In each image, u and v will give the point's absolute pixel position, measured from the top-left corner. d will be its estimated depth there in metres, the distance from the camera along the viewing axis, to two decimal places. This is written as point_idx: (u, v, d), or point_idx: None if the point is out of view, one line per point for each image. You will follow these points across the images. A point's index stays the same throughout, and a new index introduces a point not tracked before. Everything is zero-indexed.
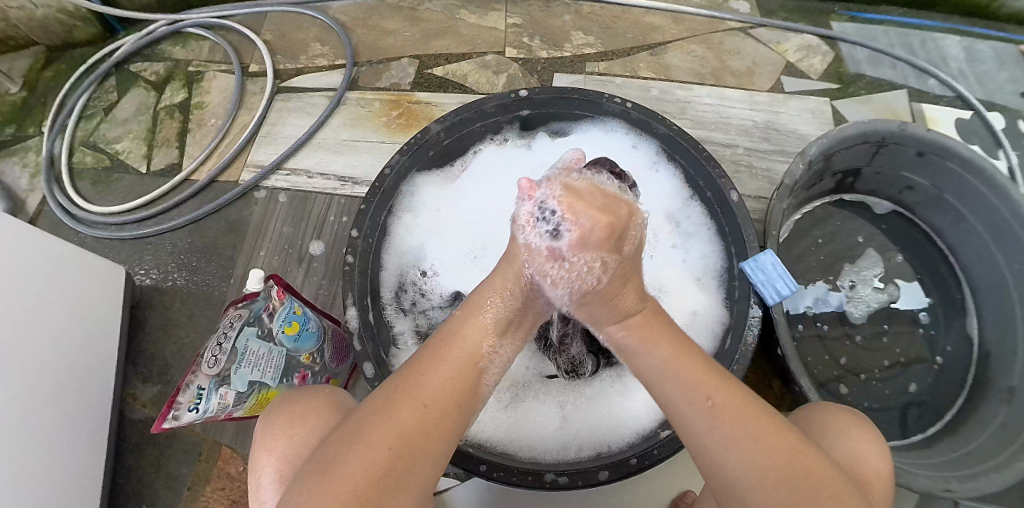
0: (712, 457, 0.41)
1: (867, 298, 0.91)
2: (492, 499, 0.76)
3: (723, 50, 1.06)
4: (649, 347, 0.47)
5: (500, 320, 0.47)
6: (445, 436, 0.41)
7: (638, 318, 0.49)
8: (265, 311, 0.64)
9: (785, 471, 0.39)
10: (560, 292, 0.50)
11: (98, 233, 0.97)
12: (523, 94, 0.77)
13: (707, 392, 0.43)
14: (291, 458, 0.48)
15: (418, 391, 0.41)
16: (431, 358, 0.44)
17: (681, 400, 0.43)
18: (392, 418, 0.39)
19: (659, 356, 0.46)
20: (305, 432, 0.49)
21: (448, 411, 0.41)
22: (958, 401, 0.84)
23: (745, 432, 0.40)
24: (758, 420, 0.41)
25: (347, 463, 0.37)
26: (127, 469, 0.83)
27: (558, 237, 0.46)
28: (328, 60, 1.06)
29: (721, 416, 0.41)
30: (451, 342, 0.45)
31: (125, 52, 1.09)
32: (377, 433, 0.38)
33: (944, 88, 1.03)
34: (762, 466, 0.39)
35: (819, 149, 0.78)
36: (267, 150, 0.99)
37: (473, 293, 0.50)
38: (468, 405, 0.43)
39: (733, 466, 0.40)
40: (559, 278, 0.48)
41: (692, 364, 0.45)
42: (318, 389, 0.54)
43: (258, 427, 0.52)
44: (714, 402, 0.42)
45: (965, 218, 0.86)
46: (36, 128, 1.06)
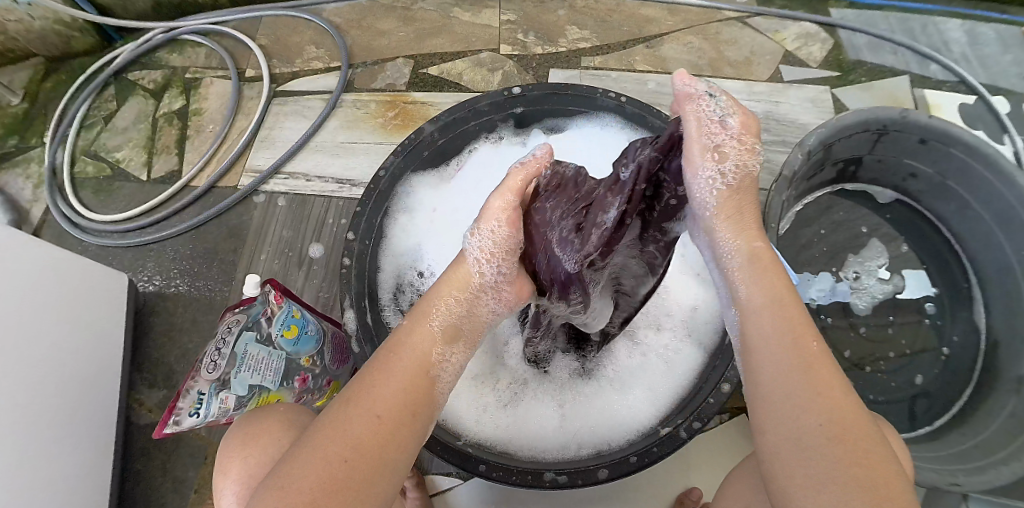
0: (778, 401, 0.37)
1: (871, 289, 0.90)
2: (495, 498, 0.77)
3: (720, 41, 1.05)
4: (758, 278, 0.44)
5: (449, 328, 0.46)
6: (402, 445, 0.40)
7: (754, 232, 0.47)
8: (263, 315, 0.66)
9: (863, 439, 0.34)
10: (712, 175, 0.44)
11: (101, 241, 0.98)
12: (516, 91, 0.76)
13: (795, 337, 0.39)
14: (249, 479, 0.48)
15: (371, 401, 0.40)
16: (384, 367, 0.43)
17: (774, 337, 0.40)
18: (345, 429, 0.38)
19: (769, 291, 0.43)
20: (259, 452, 0.49)
21: (402, 419, 0.40)
22: (966, 392, 0.83)
23: (817, 383, 0.37)
24: (833, 380, 0.37)
25: (301, 478, 0.35)
26: (134, 473, 0.84)
27: (727, 114, 0.44)
28: (324, 63, 1.06)
29: (816, 363, 0.38)
30: (402, 350, 0.44)
31: (123, 61, 1.09)
32: (331, 445, 0.37)
33: (947, 73, 1.02)
34: (839, 421, 0.35)
35: (818, 138, 0.77)
36: (265, 155, 0.99)
37: (420, 301, 0.48)
38: (424, 413, 0.42)
39: (804, 413, 0.36)
40: (725, 153, 0.44)
41: (794, 311, 0.41)
42: (269, 408, 0.55)
43: (220, 452, 0.53)
44: (817, 348, 0.39)
45: (970, 205, 0.85)
46: (38, 139, 1.07)
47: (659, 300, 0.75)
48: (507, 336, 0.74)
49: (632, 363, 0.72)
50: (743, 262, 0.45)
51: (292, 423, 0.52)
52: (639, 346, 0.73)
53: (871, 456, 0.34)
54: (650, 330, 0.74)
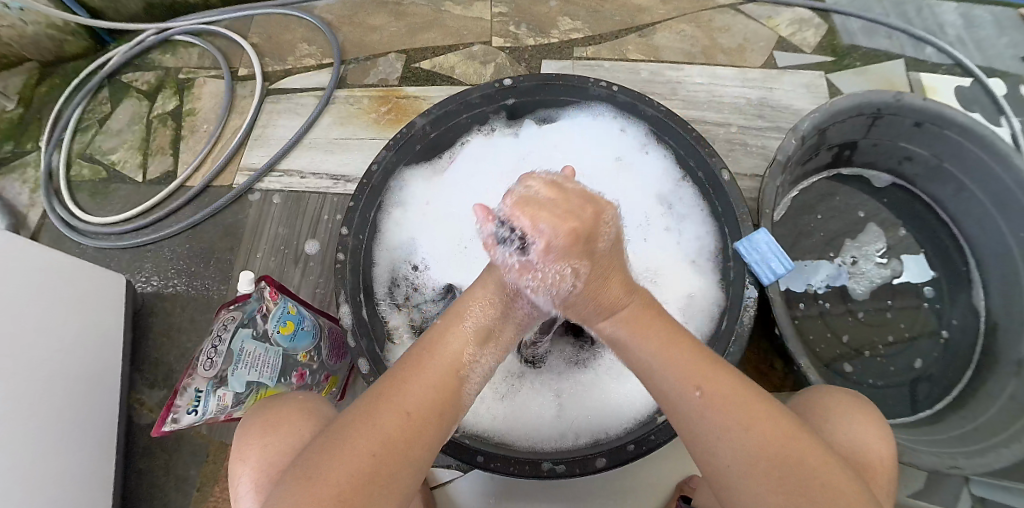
0: (705, 452, 0.42)
1: (869, 274, 0.90)
2: (495, 490, 0.77)
3: (713, 28, 1.05)
4: (642, 341, 0.48)
5: (481, 330, 0.48)
6: (426, 444, 0.42)
7: (625, 311, 0.50)
8: (259, 312, 0.66)
9: (776, 462, 0.39)
10: (546, 300, 0.51)
11: (98, 243, 0.98)
12: (507, 83, 0.76)
13: (697, 382, 0.43)
14: (269, 468, 0.49)
15: (402, 400, 0.42)
16: (415, 366, 0.45)
17: (671, 399, 0.44)
18: (377, 424, 0.40)
19: (649, 357, 0.46)
20: (279, 439, 0.50)
21: (429, 418, 0.42)
22: (966, 374, 0.83)
23: (735, 420, 0.41)
24: (751, 406, 0.41)
25: (335, 468, 0.38)
26: (137, 473, 0.85)
27: (524, 252, 0.47)
28: (316, 60, 1.06)
29: (711, 406, 0.42)
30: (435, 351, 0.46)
31: (116, 63, 1.09)
32: (363, 438, 0.39)
33: (942, 56, 1.01)
34: (766, 450, 0.39)
35: (811, 123, 0.77)
36: (259, 153, 1.00)
37: (455, 302, 0.51)
38: (449, 413, 0.44)
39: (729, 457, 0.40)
40: (537, 288, 0.49)
41: (678, 358, 0.45)
42: (290, 397, 0.55)
43: (236, 438, 0.53)
44: (700, 394, 0.42)
45: (967, 187, 0.85)
46: (33, 144, 1.07)
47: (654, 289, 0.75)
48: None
49: None
50: (613, 343, 0.51)
51: (313, 413, 0.52)
52: None
53: (785, 480, 0.38)
54: None
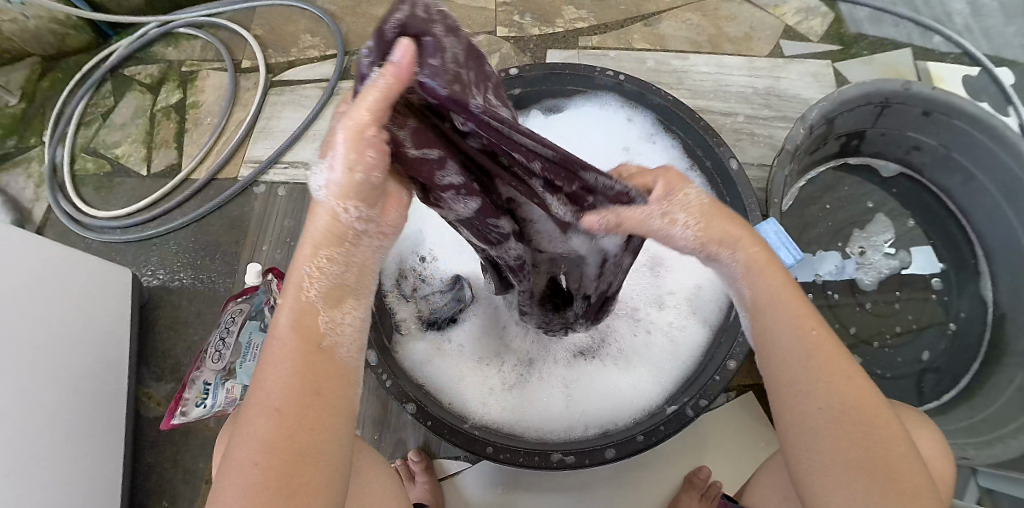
0: (786, 402, 0.38)
1: (877, 264, 0.89)
2: (504, 482, 0.77)
3: (719, 17, 1.04)
4: (768, 276, 0.40)
5: (329, 289, 0.35)
6: (326, 429, 0.33)
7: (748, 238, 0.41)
8: (266, 304, 0.67)
9: (862, 418, 0.36)
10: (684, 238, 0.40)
11: (104, 237, 0.98)
12: (513, 72, 0.76)
13: (805, 322, 0.38)
14: None
15: (266, 397, 0.33)
16: (272, 354, 0.34)
17: (773, 329, 0.39)
18: (248, 434, 0.32)
19: (770, 286, 0.40)
20: None
21: (308, 404, 0.33)
22: (974, 366, 0.83)
23: (828, 369, 0.37)
24: (844, 361, 0.37)
25: (228, 495, 0.31)
26: (146, 466, 0.85)
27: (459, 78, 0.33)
28: (320, 52, 1.05)
29: (826, 351, 0.37)
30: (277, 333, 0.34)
31: (119, 56, 1.09)
32: (242, 452, 0.32)
33: (950, 45, 1.00)
34: (847, 405, 0.36)
35: (820, 112, 0.76)
36: (264, 144, 0.99)
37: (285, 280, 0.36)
38: (340, 385, 0.35)
39: (812, 400, 0.36)
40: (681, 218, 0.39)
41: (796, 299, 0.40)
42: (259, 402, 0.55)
43: (219, 440, 0.55)
44: (817, 335, 0.38)
45: (973, 176, 0.84)
46: (38, 139, 1.07)
47: (656, 279, 0.75)
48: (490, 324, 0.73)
49: (636, 340, 0.72)
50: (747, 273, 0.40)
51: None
52: (642, 324, 0.73)
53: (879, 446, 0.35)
54: (655, 308, 0.74)
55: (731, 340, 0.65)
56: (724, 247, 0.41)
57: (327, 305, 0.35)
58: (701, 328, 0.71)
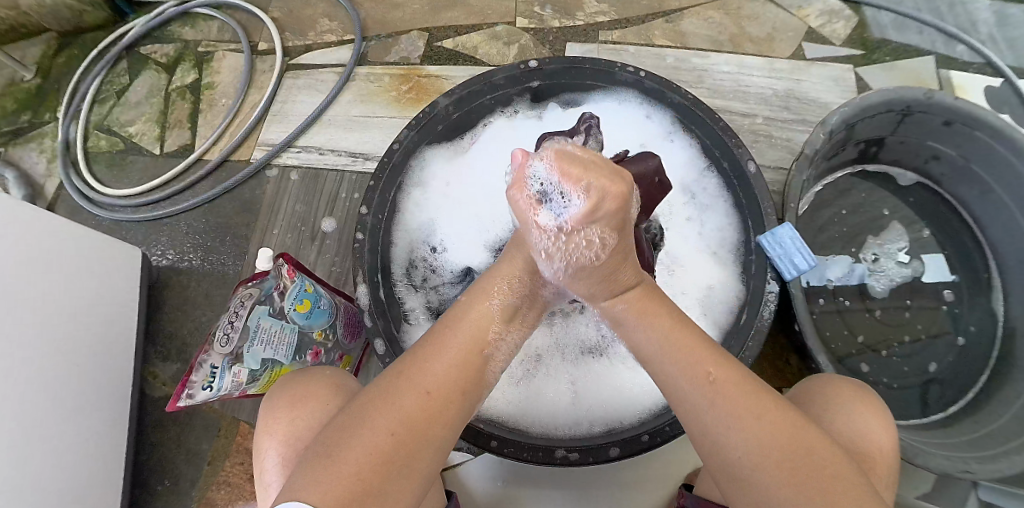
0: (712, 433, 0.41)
1: (890, 271, 0.88)
2: (505, 473, 0.77)
3: (742, 16, 1.02)
4: (647, 324, 0.46)
5: (508, 308, 0.48)
6: (450, 420, 0.41)
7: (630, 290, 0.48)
8: (276, 290, 0.66)
9: (784, 453, 0.39)
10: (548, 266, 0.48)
11: (114, 215, 0.98)
12: (533, 64, 0.76)
13: (708, 368, 0.43)
14: (291, 442, 0.49)
15: (423, 378, 0.41)
16: (437, 343, 0.44)
17: (682, 377, 0.43)
18: (393, 405, 0.39)
19: (653, 335, 0.46)
20: (304, 415, 0.50)
21: (451, 400, 0.41)
22: (981, 379, 0.81)
23: (737, 416, 0.41)
24: (753, 400, 0.41)
25: (353, 447, 0.37)
26: (149, 445, 0.85)
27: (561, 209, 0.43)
28: (337, 36, 1.04)
29: (723, 393, 0.42)
30: (463, 324, 0.45)
31: (135, 35, 1.08)
32: (380, 418, 0.38)
33: (974, 55, 0.98)
34: (764, 447, 0.39)
35: (840, 117, 0.74)
36: (278, 128, 0.99)
37: (478, 281, 0.49)
38: (473, 391, 0.44)
39: (735, 446, 0.40)
40: (548, 252, 0.46)
41: (688, 341, 0.44)
42: (318, 373, 0.55)
43: (262, 413, 0.53)
44: (714, 377, 0.42)
45: (992, 189, 0.82)
46: (51, 114, 1.07)
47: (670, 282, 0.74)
48: None
49: None
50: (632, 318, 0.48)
51: (340, 390, 0.53)
52: None
53: (803, 470, 0.38)
54: None
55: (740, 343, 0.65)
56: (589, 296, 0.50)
57: (505, 321, 0.48)
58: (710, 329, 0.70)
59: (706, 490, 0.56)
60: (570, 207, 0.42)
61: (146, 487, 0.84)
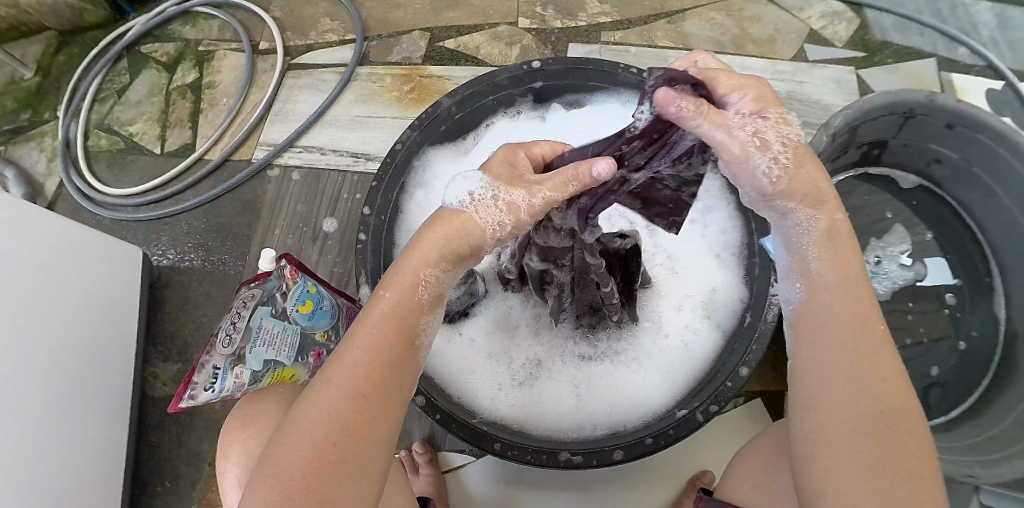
0: (830, 382, 0.38)
1: (892, 274, 0.88)
2: (507, 476, 0.77)
3: (744, 17, 1.02)
4: (835, 251, 0.41)
5: (433, 297, 0.41)
6: (390, 414, 0.37)
7: (834, 202, 0.42)
8: (278, 290, 0.66)
9: (905, 424, 0.36)
10: (767, 162, 0.39)
11: (114, 215, 0.98)
12: (536, 66, 0.76)
13: (869, 322, 0.39)
14: (250, 462, 0.49)
15: (350, 375, 0.36)
16: (360, 337, 0.38)
17: (836, 314, 0.40)
18: (327, 411, 0.35)
19: (841, 271, 0.41)
20: (258, 433, 0.50)
21: (387, 394, 0.37)
22: (984, 382, 0.81)
23: (873, 370, 0.37)
24: (891, 366, 0.38)
25: (293, 461, 0.33)
26: (150, 446, 0.85)
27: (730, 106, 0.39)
28: (339, 36, 1.04)
29: (874, 345, 0.38)
30: (377, 319, 0.39)
31: (135, 33, 1.08)
32: (314, 427, 0.34)
33: (975, 58, 0.98)
34: (890, 411, 0.36)
35: (843, 120, 0.74)
36: (280, 128, 0.99)
37: (387, 274, 0.41)
38: (409, 378, 0.39)
39: (863, 396, 0.36)
40: (767, 139, 0.39)
41: (863, 298, 0.40)
42: (268, 393, 0.55)
43: (222, 436, 0.54)
44: (879, 335, 0.38)
45: (994, 192, 0.82)
46: (51, 113, 1.07)
47: (671, 282, 0.75)
48: (513, 321, 0.74)
49: (647, 345, 0.72)
50: (820, 237, 0.42)
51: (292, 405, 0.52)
52: (656, 327, 0.73)
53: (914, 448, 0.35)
54: (670, 310, 0.73)
55: (743, 347, 0.64)
56: (808, 198, 0.41)
57: (430, 309, 0.41)
58: (714, 334, 0.70)
59: (728, 492, 0.53)
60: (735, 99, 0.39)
61: (146, 489, 0.83)
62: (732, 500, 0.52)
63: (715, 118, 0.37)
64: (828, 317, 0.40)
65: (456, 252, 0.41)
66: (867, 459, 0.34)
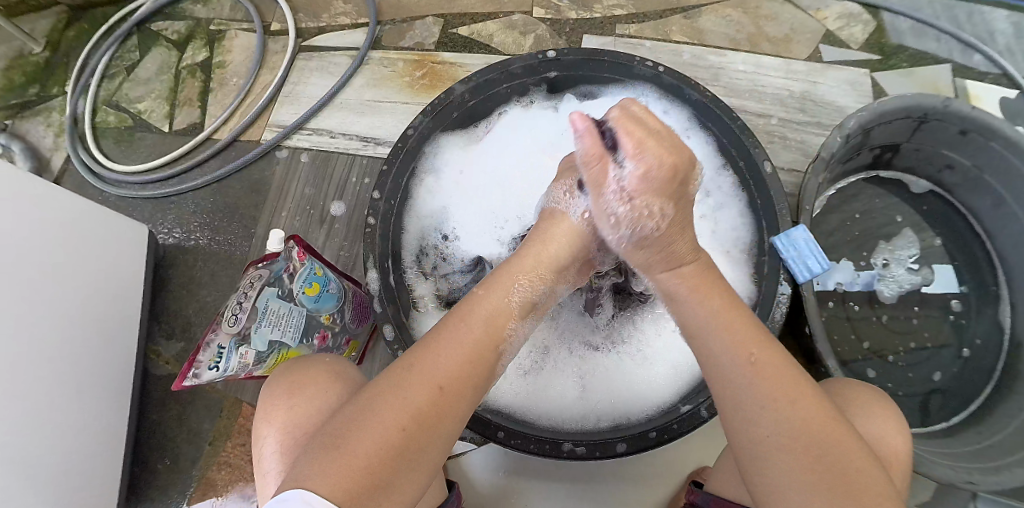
0: (748, 425, 0.41)
1: (899, 277, 0.88)
2: (508, 465, 0.77)
3: (761, 15, 1.01)
4: (702, 290, 0.49)
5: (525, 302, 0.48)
6: (455, 414, 0.41)
7: (692, 268, 0.51)
8: (285, 272, 0.65)
9: (819, 444, 0.39)
10: (613, 235, 0.53)
11: (120, 192, 0.98)
12: (551, 55, 0.75)
13: (750, 352, 0.43)
14: (294, 427, 0.49)
15: (435, 370, 0.41)
16: (452, 333, 0.43)
17: (723, 353, 0.44)
18: (404, 398, 0.39)
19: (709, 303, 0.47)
20: (306, 400, 0.50)
21: (460, 392, 0.41)
22: (986, 391, 0.81)
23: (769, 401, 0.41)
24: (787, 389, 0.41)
25: (359, 438, 0.37)
26: (150, 423, 0.85)
27: (620, 173, 0.49)
28: (351, 19, 1.03)
29: (764, 374, 0.42)
30: (475, 320, 0.45)
31: (147, 10, 1.07)
32: (388, 411, 0.38)
33: (990, 65, 0.97)
34: (796, 437, 0.39)
35: (858, 122, 0.73)
36: (289, 110, 0.98)
37: (492, 275, 0.49)
38: (482, 386, 0.44)
39: (770, 432, 0.40)
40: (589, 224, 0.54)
41: (737, 322, 0.46)
42: (317, 360, 0.55)
43: (261, 403, 0.53)
44: (762, 358, 0.43)
45: (1004, 200, 0.81)
46: (59, 88, 1.06)
47: None
48: None
49: (659, 340, 0.71)
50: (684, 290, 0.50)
51: (340, 377, 0.53)
52: (666, 322, 0.72)
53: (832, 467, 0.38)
54: None
55: None
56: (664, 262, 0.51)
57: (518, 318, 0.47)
58: None
59: (722, 488, 0.53)
60: (630, 169, 0.48)
61: (146, 466, 0.84)
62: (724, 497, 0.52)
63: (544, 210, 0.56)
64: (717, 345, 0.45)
65: (554, 260, 0.51)
66: (787, 463, 0.39)
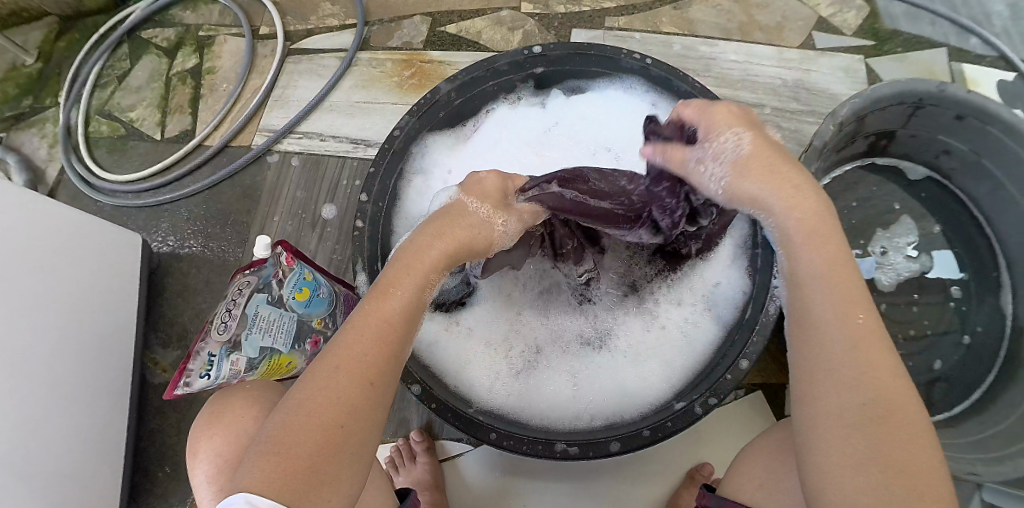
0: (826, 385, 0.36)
1: (899, 266, 0.87)
2: (504, 466, 0.77)
3: (751, 4, 1.00)
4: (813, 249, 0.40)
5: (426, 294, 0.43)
6: (384, 402, 0.37)
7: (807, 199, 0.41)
8: (274, 277, 0.66)
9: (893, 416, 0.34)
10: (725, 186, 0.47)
11: (115, 201, 0.98)
12: (537, 50, 0.74)
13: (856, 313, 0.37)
14: (223, 458, 0.49)
15: (365, 361, 0.36)
16: (365, 324, 0.38)
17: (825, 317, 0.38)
18: (333, 393, 0.35)
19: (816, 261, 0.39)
20: (224, 431, 0.51)
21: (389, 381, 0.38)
22: (988, 378, 0.80)
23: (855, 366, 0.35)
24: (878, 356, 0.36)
25: (298, 440, 0.33)
26: (150, 432, 0.85)
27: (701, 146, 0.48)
28: (339, 21, 1.03)
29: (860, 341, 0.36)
30: (393, 307, 0.40)
31: (135, 19, 1.07)
32: (322, 410, 0.34)
33: (986, 48, 0.96)
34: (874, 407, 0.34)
35: (851, 110, 0.73)
36: (280, 114, 0.98)
37: (394, 262, 0.43)
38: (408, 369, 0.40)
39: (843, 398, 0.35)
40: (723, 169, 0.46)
41: (847, 280, 0.39)
42: (235, 390, 0.55)
43: (190, 437, 0.54)
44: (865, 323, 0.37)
45: (1002, 186, 0.80)
46: (53, 100, 1.06)
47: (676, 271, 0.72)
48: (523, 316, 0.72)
49: (647, 337, 0.71)
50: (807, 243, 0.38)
51: (259, 400, 0.53)
52: (653, 318, 0.71)
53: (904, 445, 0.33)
54: (670, 299, 0.72)
55: (745, 339, 0.63)
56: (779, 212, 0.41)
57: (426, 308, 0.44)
58: (713, 327, 0.69)
59: (732, 490, 0.52)
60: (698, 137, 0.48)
61: (146, 474, 0.84)
62: (735, 499, 0.50)
63: (681, 152, 0.50)
64: (818, 316, 0.38)
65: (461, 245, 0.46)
66: (860, 456, 0.33)
